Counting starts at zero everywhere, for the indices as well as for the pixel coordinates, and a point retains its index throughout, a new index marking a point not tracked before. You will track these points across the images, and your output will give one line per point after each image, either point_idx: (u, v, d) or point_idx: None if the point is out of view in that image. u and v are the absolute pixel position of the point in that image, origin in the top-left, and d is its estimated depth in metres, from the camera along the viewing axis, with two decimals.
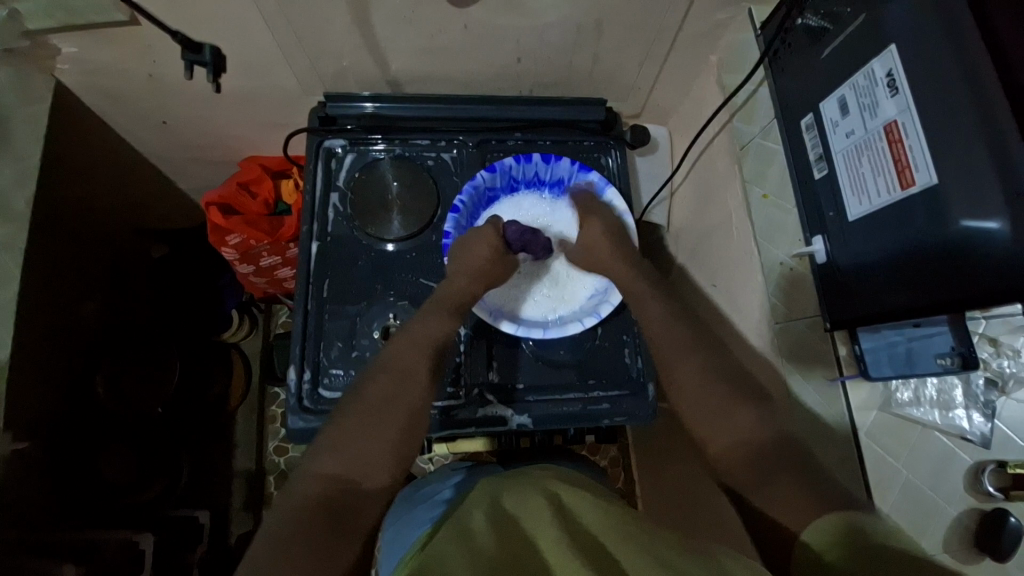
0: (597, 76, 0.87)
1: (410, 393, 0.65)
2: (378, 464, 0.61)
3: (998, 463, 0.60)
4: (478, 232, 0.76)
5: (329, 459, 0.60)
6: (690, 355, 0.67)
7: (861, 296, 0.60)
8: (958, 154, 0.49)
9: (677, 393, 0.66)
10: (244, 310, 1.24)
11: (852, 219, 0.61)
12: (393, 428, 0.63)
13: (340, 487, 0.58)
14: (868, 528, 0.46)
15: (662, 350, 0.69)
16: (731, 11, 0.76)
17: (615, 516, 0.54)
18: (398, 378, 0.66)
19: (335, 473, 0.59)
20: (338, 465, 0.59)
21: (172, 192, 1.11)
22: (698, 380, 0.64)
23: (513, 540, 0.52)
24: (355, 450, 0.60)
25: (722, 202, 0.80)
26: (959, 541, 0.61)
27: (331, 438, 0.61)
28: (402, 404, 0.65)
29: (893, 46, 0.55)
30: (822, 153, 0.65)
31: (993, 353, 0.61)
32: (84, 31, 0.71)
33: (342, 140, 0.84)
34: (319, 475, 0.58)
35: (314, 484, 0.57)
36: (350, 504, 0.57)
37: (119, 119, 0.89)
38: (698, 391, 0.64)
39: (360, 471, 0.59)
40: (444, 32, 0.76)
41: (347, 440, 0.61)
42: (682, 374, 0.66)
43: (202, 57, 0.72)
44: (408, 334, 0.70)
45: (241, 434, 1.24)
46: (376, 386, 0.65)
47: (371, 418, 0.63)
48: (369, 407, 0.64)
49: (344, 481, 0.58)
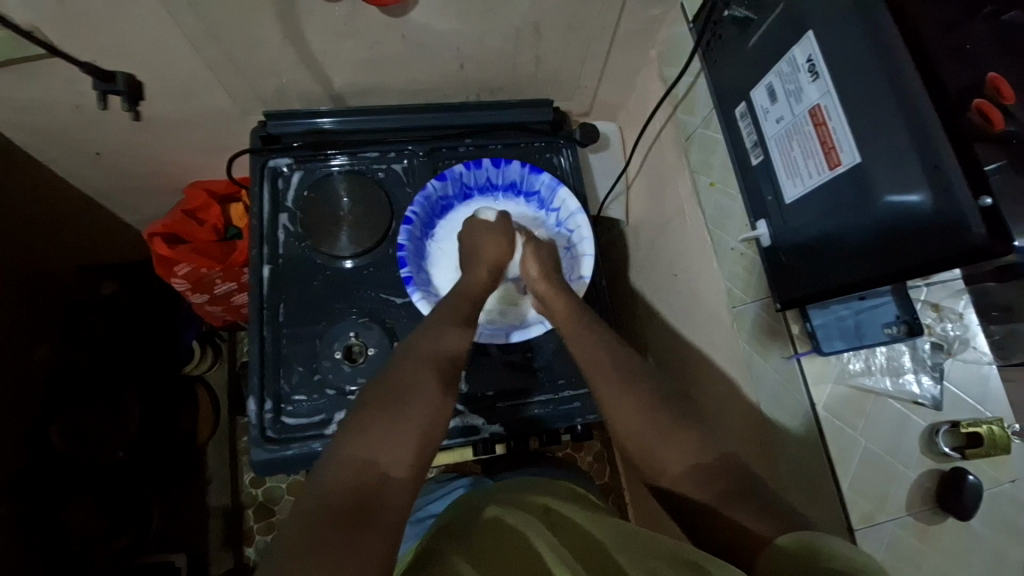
0: (543, 78, 0.89)
1: (427, 378, 0.60)
2: (403, 447, 0.53)
3: (952, 424, 0.62)
4: (479, 227, 0.79)
5: (355, 443, 0.53)
6: (634, 379, 0.63)
7: (808, 275, 0.61)
8: (876, 135, 0.51)
9: (625, 433, 0.61)
10: (206, 340, 1.20)
11: (790, 202, 0.63)
12: (410, 423, 0.55)
13: (370, 473, 0.51)
14: (820, 547, 0.42)
15: (602, 380, 0.65)
16: (664, 6, 0.78)
17: (615, 525, 0.52)
18: (416, 363, 0.61)
19: (361, 459, 0.52)
20: (369, 448, 0.52)
21: (117, 225, 1.07)
22: (648, 404, 0.61)
23: (508, 544, 0.50)
24: (380, 435, 0.54)
25: (674, 194, 0.84)
26: (921, 503, 0.63)
27: (357, 420, 0.55)
28: (421, 393, 0.58)
29: (811, 32, 0.56)
30: (757, 140, 0.67)
31: (936, 318, 0.65)
32: (1, 69, 0.68)
33: (287, 159, 0.82)
34: (344, 460, 0.52)
35: (343, 469, 0.51)
36: (376, 501, 0.49)
37: (49, 153, 0.85)
38: (642, 421, 0.60)
39: (385, 455, 0.52)
40: (383, 45, 0.76)
41: (372, 421, 0.54)
42: (628, 422, 0.61)
43: (116, 87, 0.72)
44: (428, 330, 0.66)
45: (214, 469, 1.20)
46: (395, 375, 0.59)
47: (396, 406, 0.56)
48: (386, 390, 0.58)
49: (371, 468, 0.51)
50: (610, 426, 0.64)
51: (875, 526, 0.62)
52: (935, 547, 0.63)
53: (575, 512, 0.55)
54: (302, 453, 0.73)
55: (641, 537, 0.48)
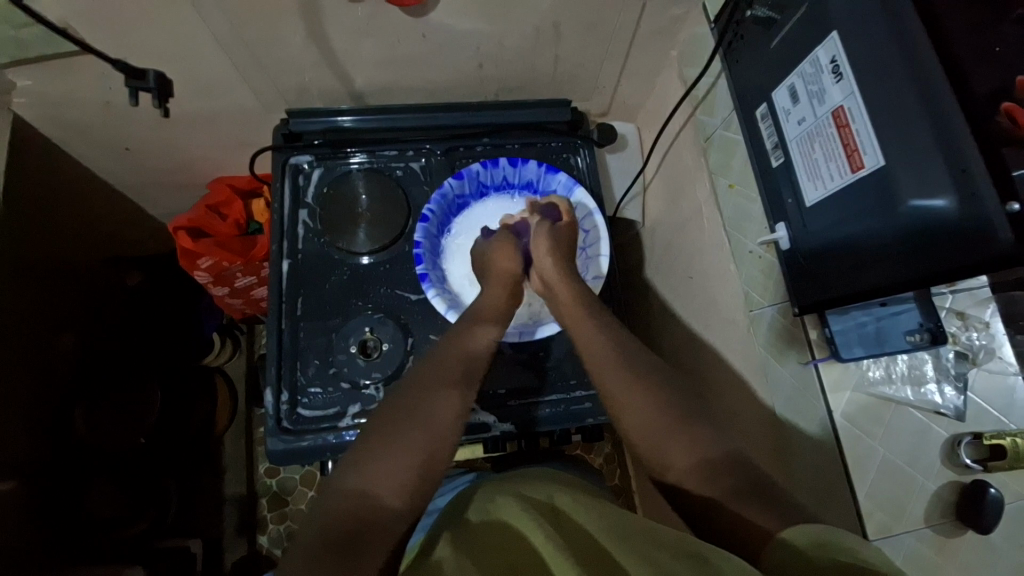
0: (561, 78, 0.89)
1: (441, 404, 0.59)
2: (404, 476, 0.53)
3: (974, 435, 0.61)
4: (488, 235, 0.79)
5: (357, 472, 0.53)
6: (638, 379, 0.63)
7: (829, 279, 0.60)
8: (902, 137, 0.51)
9: (629, 433, 0.61)
10: (226, 332, 1.23)
11: (810, 204, 0.62)
12: (418, 449, 0.55)
13: (367, 503, 0.51)
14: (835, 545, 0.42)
15: (605, 383, 0.64)
16: (685, 6, 0.77)
17: (611, 516, 0.51)
18: (426, 390, 0.60)
19: (362, 487, 0.52)
20: (370, 479, 0.53)
21: (143, 218, 1.11)
22: (650, 408, 0.60)
23: (508, 543, 0.49)
24: (386, 463, 0.54)
25: (692, 195, 0.84)
26: (940, 515, 0.62)
27: (362, 450, 0.55)
28: (430, 415, 0.58)
29: (835, 32, 0.56)
30: (777, 141, 0.66)
31: (962, 326, 0.63)
32: (38, 64, 0.70)
33: (308, 156, 0.83)
34: (346, 490, 0.52)
35: (344, 499, 0.51)
36: (367, 535, 0.49)
37: (80, 147, 0.88)
38: (643, 416, 0.60)
39: (383, 485, 0.53)
40: (403, 44, 0.76)
41: (375, 453, 0.54)
42: (627, 415, 0.61)
43: (148, 83, 0.72)
44: (451, 344, 0.66)
45: (230, 458, 1.22)
46: (413, 403, 0.59)
47: (404, 426, 0.56)
48: (397, 418, 0.57)
49: (371, 499, 0.51)
50: (615, 422, 0.63)
51: (891, 537, 0.61)
52: (953, 561, 0.61)
53: (576, 501, 0.54)
54: (316, 445, 0.75)
55: (636, 534, 0.48)
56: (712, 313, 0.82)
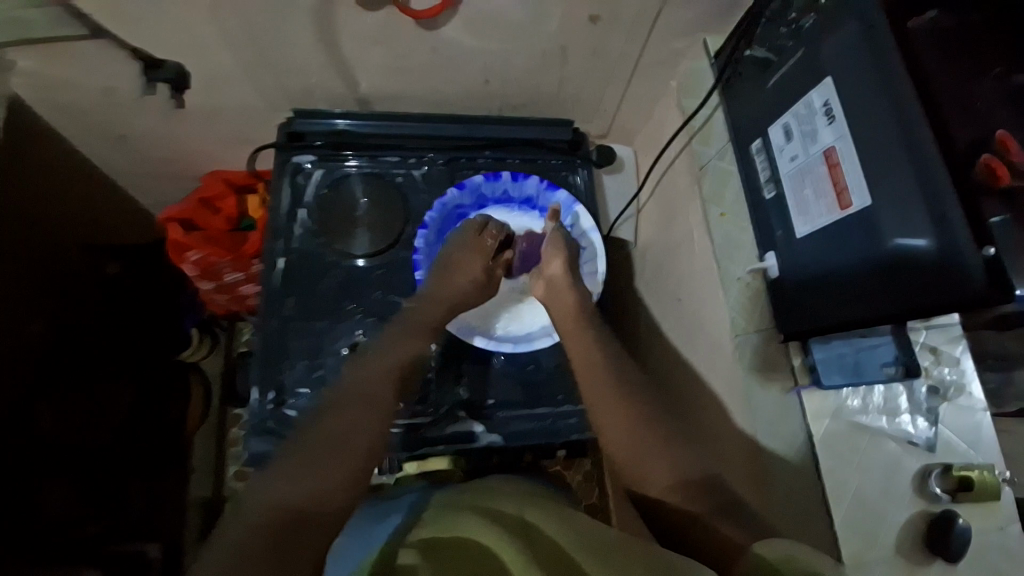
0: (564, 99, 0.91)
1: (369, 417, 0.61)
2: (328, 486, 0.54)
3: (944, 467, 0.64)
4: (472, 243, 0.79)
5: (277, 484, 0.53)
6: (628, 397, 0.64)
7: (811, 309, 0.64)
8: (886, 179, 0.54)
9: (612, 451, 0.62)
10: (205, 329, 1.19)
11: (800, 237, 0.65)
12: (346, 458, 0.56)
13: (288, 514, 0.51)
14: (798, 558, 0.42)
15: (594, 399, 0.66)
16: (687, 40, 0.81)
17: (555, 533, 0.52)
18: (359, 407, 0.61)
19: (284, 498, 0.52)
20: (292, 489, 0.53)
21: (131, 207, 1.08)
22: (635, 427, 0.61)
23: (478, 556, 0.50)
24: (308, 476, 0.54)
25: (681, 221, 0.85)
26: (910, 545, 0.64)
27: (285, 462, 0.55)
28: (361, 427, 0.59)
29: (830, 78, 0.60)
30: (770, 175, 0.70)
31: (933, 361, 0.66)
32: (40, 45, 0.69)
33: (311, 156, 0.83)
34: (266, 503, 0.52)
35: (261, 511, 0.51)
36: (294, 537, 0.50)
37: (73, 131, 0.86)
38: (616, 424, 0.62)
39: (310, 497, 0.53)
40: (414, 55, 0.78)
41: (297, 468, 0.54)
42: (610, 429, 0.63)
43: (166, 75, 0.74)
44: (370, 361, 0.67)
45: (198, 459, 1.18)
46: (331, 422, 0.59)
47: (332, 439, 0.57)
48: (322, 434, 0.58)
49: (289, 509, 0.51)
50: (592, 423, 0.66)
51: (864, 563, 0.63)
52: None
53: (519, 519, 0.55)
54: None
55: (602, 544, 0.48)
56: (699, 337, 0.84)
